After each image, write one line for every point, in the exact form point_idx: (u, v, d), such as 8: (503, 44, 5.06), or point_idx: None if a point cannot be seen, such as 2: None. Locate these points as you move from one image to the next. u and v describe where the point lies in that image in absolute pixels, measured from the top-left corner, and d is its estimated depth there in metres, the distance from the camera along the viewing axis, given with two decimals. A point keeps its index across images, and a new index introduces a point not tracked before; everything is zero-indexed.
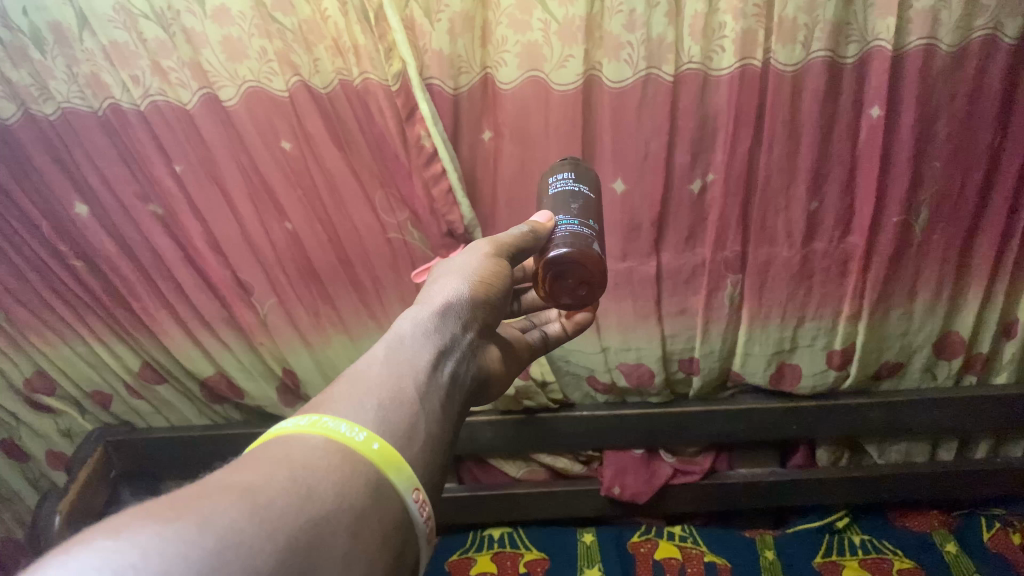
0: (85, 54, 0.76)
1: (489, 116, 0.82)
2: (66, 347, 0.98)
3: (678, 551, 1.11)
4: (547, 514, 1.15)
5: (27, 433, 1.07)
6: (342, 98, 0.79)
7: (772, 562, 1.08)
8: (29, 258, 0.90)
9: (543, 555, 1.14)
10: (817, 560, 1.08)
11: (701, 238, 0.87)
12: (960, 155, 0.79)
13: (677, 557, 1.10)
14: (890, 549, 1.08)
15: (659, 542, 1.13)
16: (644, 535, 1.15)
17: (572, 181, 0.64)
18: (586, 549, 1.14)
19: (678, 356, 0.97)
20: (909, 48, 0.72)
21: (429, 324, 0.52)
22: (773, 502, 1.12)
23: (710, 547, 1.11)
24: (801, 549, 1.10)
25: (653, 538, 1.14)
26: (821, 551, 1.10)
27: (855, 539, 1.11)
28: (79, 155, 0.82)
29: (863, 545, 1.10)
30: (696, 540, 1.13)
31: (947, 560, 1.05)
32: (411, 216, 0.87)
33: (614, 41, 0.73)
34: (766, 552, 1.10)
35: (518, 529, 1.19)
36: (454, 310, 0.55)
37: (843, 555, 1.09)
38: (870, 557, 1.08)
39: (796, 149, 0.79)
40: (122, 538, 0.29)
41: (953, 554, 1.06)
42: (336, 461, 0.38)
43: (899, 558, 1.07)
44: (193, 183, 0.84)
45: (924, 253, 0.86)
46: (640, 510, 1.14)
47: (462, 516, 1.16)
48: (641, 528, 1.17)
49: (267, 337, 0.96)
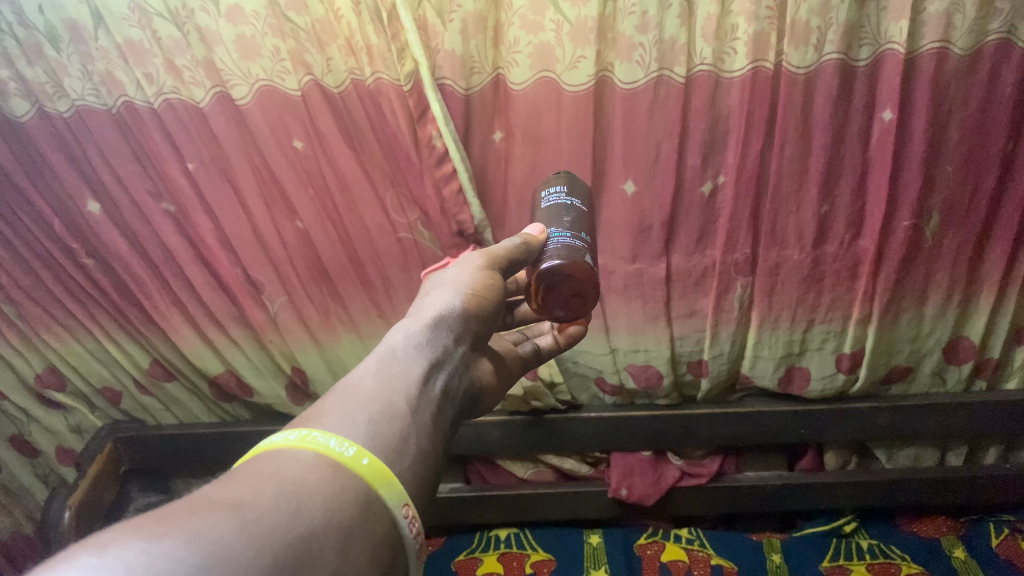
0: (99, 52, 0.76)
1: (500, 116, 0.82)
2: (77, 343, 0.98)
3: (685, 553, 1.11)
4: (553, 515, 1.14)
5: (37, 428, 1.07)
6: (354, 98, 0.79)
7: (780, 564, 1.08)
8: (41, 255, 0.90)
9: (548, 555, 1.14)
10: (825, 565, 1.08)
11: (711, 240, 0.87)
12: (973, 160, 0.79)
13: (684, 559, 1.10)
14: (898, 554, 1.08)
15: (666, 545, 1.13)
16: (651, 537, 1.14)
17: (565, 195, 0.65)
18: (592, 551, 1.14)
19: (686, 358, 0.97)
20: (923, 51, 0.72)
21: (421, 336, 0.52)
22: (779, 506, 1.11)
23: (715, 550, 1.11)
24: (809, 553, 1.10)
25: (660, 540, 1.14)
26: (828, 555, 1.09)
27: (862, 543, 1.11)
28: (92, 153, 0.83)
29: (871, 549, 1.10)
30: (703, 543, 1.13)
31: (955, 566, 1.05)
32: (422, 216, 0.87)
33: (627, 42, 0.73)
34: (774, 556, 1.10)
35: (525, 529, 1.19)
36: (446, 323, 0.55)
37: (851, 559, 1.08)
38: (878, 561, 1.07)
39: (807, 152, 0.79)
40: (107, 554, 0.29)
41: (961, 559, 1.06)
42: (325, 476, 0.38)
43: (907, 563, 1.06)
44: (205, 181, 0.84)
45: (935, 256, 0.86)
46: (643, 513, 1.14)
47: (468, 517, 1.16)
48: (647, 530, 1.16)
49: (277, 336, 0.96)
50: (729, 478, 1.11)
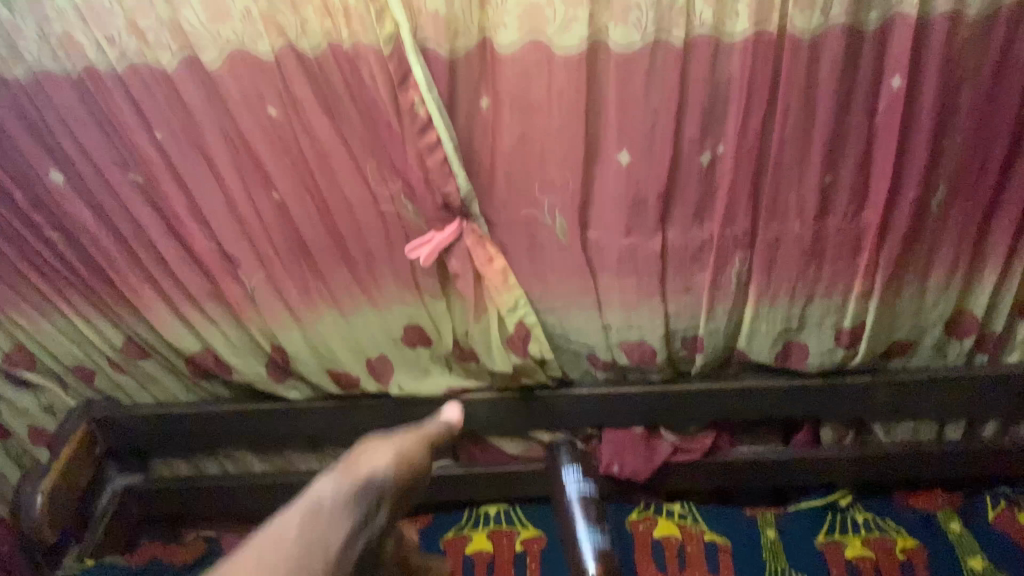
0: (57, 13, 0.72)
1: (488, 83, 0.77)
2: (46, 320, 0.94)
3: (677, 529, 1.08)
4: (543, 491, 1.12)
5: (7, 408, 1.03)
6: (330, 62, 0.74)
7: (774, 541, 1.06)
8: (4, 228, 0.86)
9: (539, 532, 1.12)
10: (819, 540, 1.06)
11: (709, 214, 0.83)
12: (983, 129, 0.75)
13: (676, 536, 1.07)
14: (894, 528, 1.06)
15: (658, 520, 1.10)
16: (642, 512, 1.11)
17: None
18: (583, 528, 1.11)
19: (682, 334, 0.93)
20: (934, 15, 0.69)
21: (348, 495, 0.48)
22: (774, 482, 1.09)
23: (710, 526, 1.08)
24: (804, 528, 1.08)
25: (652, 515, 1.10)
26: (824, 529, 1.07)
27: (858, 517, 1.09)
28: (54, 121, 0.78)
29: (866, 523, 1.08)
30: (695, 518, 1.10)
31: (951, 540, 1.04)
32: (405, 187, 0.82)
33: (621, 4, 0.68)
34: (768, 531, 1.08)
35: (515, 505, 1.17)
36: (378, 485, 0.50)
37: (847, 533, 1.06)
38: (874, 535, 1.05)
39: (811, 121, 0.75)
40: None
41: (956, 533, 1.05)
42: None
43: (902, 537, 1.05)
44: (175, 150, 0.79)
45: (942, 229, 0.83)
46: (634, 486, 1.12)
47: (453, 490, 1.12)
48: (639, 505, 1.13)
49: (255, 313, 0.92)
50: (723, 450, 1.09)
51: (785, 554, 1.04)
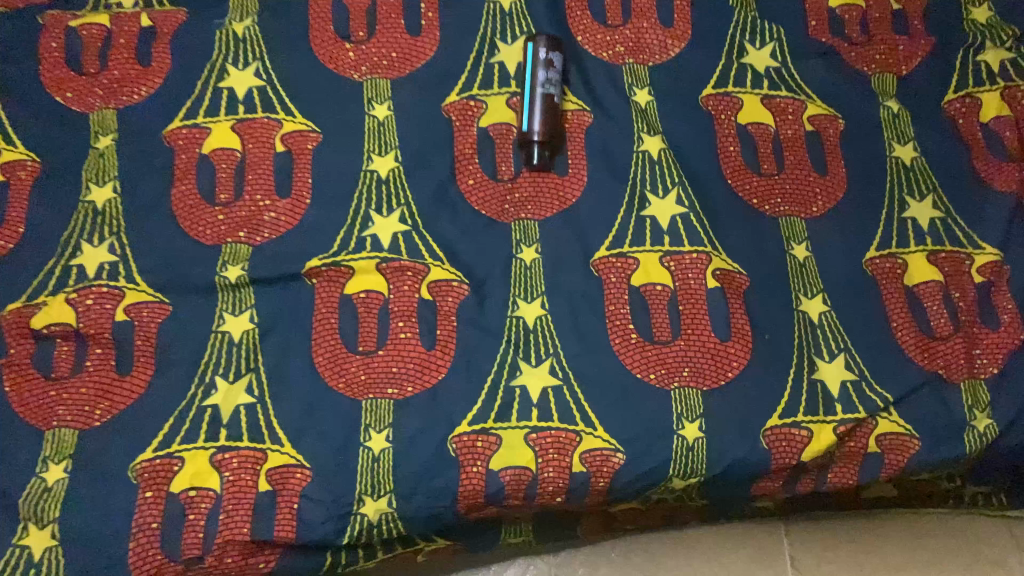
0: None
1: None
2: None
3: (666, 272, 0.82)
4: (470, 226, 0.84)
5: None
6: None
7: (802, 268, 0.84)
8: None
9: (450, 272, 0.81)
10: (868, 257, 0.86)
11: None
12: None
13: (662, 283, 0.82)
14: (932, 242, 0.87)
15: (639, 256, 0.83)
16: (617, 249, 0.83)
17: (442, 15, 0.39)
18: (528, 272, 0.82)
19: None
20: None
21: None
22: (765, 198, 0.87)
23: (698, 257, 0.82)
24: (837, 240, 0.86)
25: (631, 250, 0.83)
26: (876, 239, 0.87)
27: (904, 219, 0.88)
28: None
29: (907, 229, 0.87)
30: (679, 241, 0.83)
31: (979, 267, 0.86)
32: None
33: None
34: (796, 251, 0.85)
35: (416, 224, 0.83)
36: None
37: (901, 244, 0.86)
38: (916, 252, 0.86)
39: None
40: None
41: (988, 259, 0.86)
42: None
43: (930, 256, 0.86)
44: None
45: None
46: (598, 216, 0.85)
47: (353, 231, 0.82)
48: (610, 234, 0.84)
49: None
50: (702, 169, 0.87)
51: (813, 285, 0.84)
